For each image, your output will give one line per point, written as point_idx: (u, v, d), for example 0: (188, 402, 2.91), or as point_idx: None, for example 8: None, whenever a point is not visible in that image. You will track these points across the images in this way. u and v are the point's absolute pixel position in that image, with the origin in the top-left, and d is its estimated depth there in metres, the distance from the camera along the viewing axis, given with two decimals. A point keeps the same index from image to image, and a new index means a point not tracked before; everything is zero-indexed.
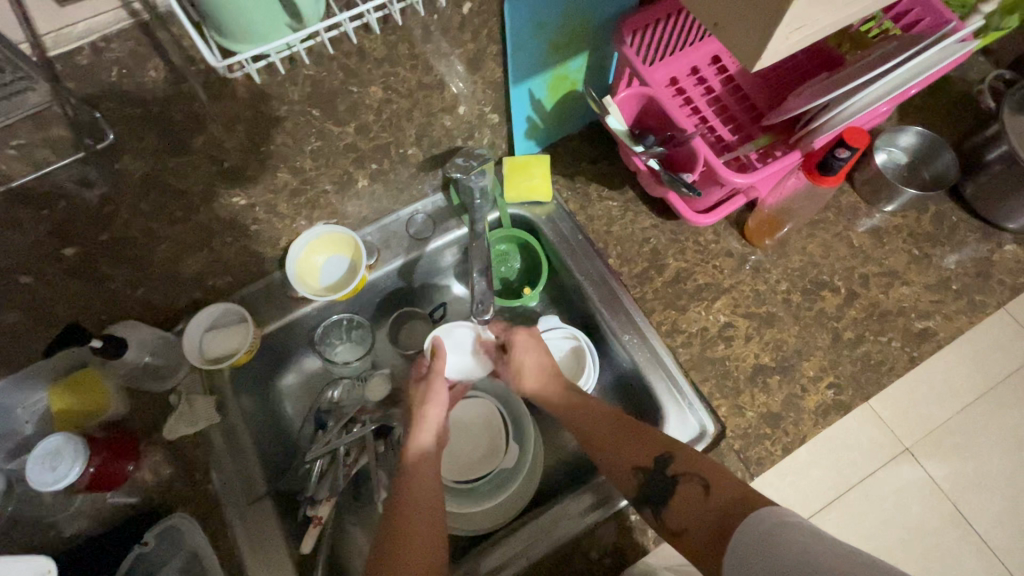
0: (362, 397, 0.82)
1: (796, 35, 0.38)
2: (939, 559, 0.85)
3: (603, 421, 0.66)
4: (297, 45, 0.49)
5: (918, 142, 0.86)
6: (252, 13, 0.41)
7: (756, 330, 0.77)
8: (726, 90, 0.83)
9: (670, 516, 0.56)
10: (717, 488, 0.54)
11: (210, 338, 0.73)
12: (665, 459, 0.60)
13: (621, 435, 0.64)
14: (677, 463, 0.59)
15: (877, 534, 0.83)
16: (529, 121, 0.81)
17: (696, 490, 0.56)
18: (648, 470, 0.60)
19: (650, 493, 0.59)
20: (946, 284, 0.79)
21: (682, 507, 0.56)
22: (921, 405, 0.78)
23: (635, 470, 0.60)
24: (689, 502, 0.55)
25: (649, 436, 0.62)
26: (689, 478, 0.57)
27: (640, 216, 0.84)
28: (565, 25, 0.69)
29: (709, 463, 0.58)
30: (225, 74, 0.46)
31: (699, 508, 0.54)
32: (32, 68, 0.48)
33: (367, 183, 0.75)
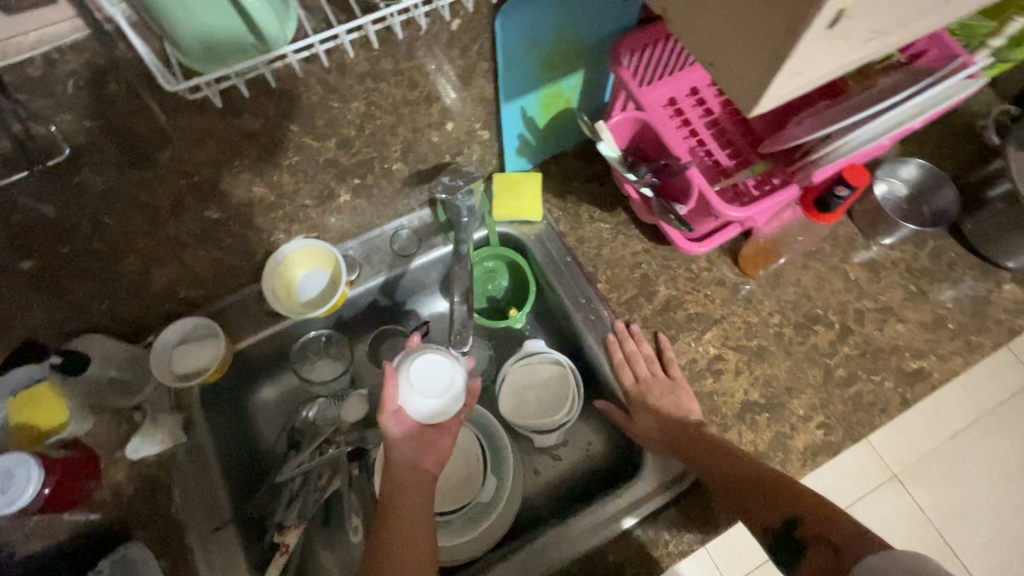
0: (337, 417, 0.78)
1: (796, 80, 0.35)
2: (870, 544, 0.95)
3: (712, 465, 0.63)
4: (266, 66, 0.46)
5: (920, 174, 0.84)
6: (214, 35, 0.39)
7: (746, 364, 0.75)
8: (725, 113, 0.81)
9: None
10: (849, 547, 0.54)
11: (181, 352, 0.70)
12: (792, 521, 0.59)
13: (750, 493, 0.61)
14: (805, 527, 0.58)
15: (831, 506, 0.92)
16: (521, 138, 0.78)
17: (827, 553, 0.55)
18: (776, 530, 0.59)
19: (780, 550, 0.58)
20: (942, 323, 0.77)
21: (817, 571, 0.55)
22: None
23: (766, 529, 0.60)
24: (822, 567, 0.55)
25: (780, 495, 0.60)
26: (818, 542, 0.56)
27: (631, 239, 0.82)
28: (560, 42, 0.67)
29: (841, 520, 0.57)
30: (187, 94, 0.44)
31: (835, 574, 0.53)
32: None
33: (350, 198, 0.72)
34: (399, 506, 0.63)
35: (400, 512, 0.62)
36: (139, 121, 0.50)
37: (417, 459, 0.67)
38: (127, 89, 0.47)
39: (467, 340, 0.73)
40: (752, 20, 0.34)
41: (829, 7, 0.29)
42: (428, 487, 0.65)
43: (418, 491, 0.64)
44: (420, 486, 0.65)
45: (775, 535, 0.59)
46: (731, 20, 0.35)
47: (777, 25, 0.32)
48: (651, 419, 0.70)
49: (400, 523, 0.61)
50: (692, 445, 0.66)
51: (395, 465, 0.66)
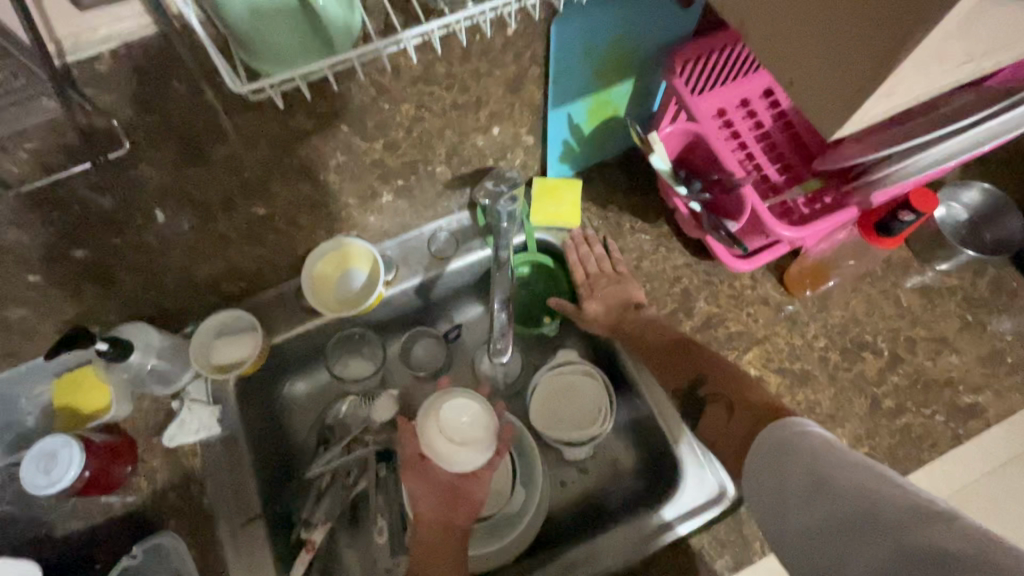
0: (367, 416, 0.78)
1: (885, 105, 0.33)
2: None
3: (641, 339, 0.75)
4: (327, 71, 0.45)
5: (983, 200, 0.80)
6: (278, 35, 0.39)
7: (788, 388, 0.72)
8: (777, 126, 0.78)
9: (705, 430, 0.66)
10: (741, 404, 0.62)
11: (218, 346, 0.71)
12: (702, 380, 0.68)
13: (670, 359, 0.72)
14: (709, 386, 0.67)
15: None
16: (565, 145, 0.77)
17: (721, 412, 0.64)
18: (688, 387, 0.69)
19: (692, 407, 0.69)
20: (999, 357, 0.73)
21: (714, 426, 0.64)
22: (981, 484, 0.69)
23: (682, 386, 0.70)
24: (719, 422, 0.64)
25: (697, 360, 0.70)
26: (717, 399, 0.65)
27: (673, 253, 0.80)
28: (613, 51, 0.65)
29: (741, 382, 0.65)
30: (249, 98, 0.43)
31: (724, 428, 0.63)
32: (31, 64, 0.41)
33: (391, 199, 0.72)
34: (433, 565, 0.62)
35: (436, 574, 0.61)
36: (195, 119, 0.50)
37: (448, 514, 0.66)
38: (188, 89, 0.48)
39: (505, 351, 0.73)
40: (842, 43, 0.32)
41: (940, 27, 0.27)
42: (458, 538, 0.65)
43: (452, 549, 0.64)
44: (453, 542, 0.64)
45: (689, 390, 0.69)
46: (817, 42, 0.33)
47: (874, 44, 0.30)
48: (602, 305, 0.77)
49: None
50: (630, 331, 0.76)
51: (424, 516, 0.65)
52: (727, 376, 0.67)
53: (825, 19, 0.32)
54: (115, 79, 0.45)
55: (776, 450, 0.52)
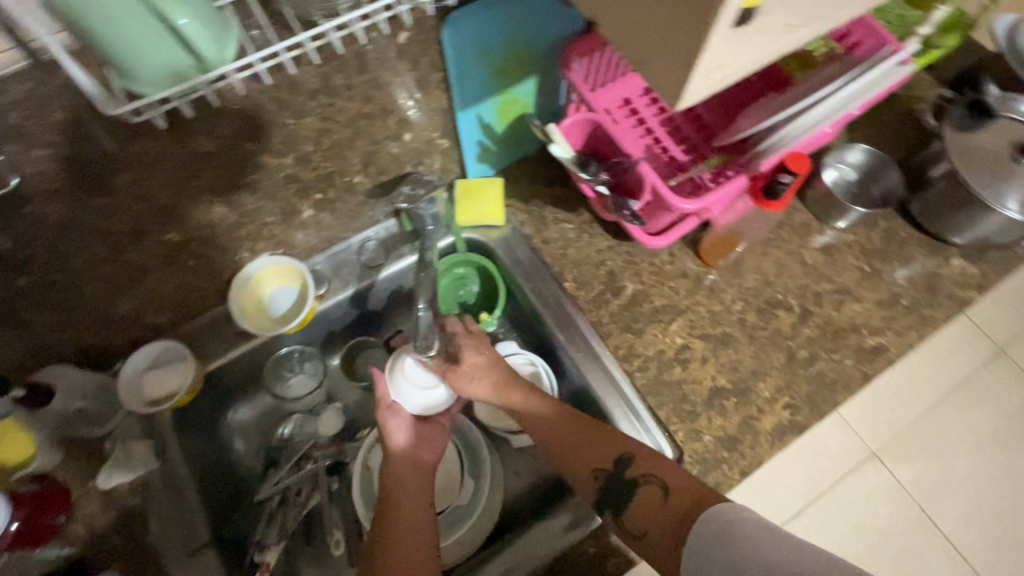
0: (314, 432, 0.79)
1: (716, 74, 0.37)
2: (909, 557, 0.98)
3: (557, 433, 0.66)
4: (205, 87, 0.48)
5: (867, 159, 0.87)
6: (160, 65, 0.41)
7: (712, 351, 0.77)
8: (678, 110, 0.83)
9: (631, 520, 0.59)
10: (676, 491, 0.58)
11: (149, 379, 0.69)
12: (626, 460, 0.62)
13: (580, 440, 0.65)
14: (637, 465, 0.61)
15: (858, 516, 0.98)
16: (481, 145, 0.79)
17: (656, 492, 0.59)
18: (609, 471, 0.62)
19: (608, 493, 0.62)
20: (896, 300, 0.80)
21: (646, 510, 0.59)
22: (888, 415, 0.99)
23: (595, 474, 0.63)
24: (649, 506, 0.59)
25: (609, 439, 0.64)
26: (649, 479, 0.60)
27: (596, 237, 0.84)
28: (510, 50, 0.69)
29: (666, 464, 0.61)
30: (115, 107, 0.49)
31: (658, 512, 0.58)
32: None
33: (313, 213, 0.74)
34: (403, 499, 0.64)
35: (405, 506, 0.63)
36: None
37: (415, 451, 0.69)
38: None
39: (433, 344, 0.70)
40: (669, 21, 0.36)
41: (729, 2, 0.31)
42: (427, 476, 0.68)
43: (420, 485, 0.66)
44: (419, 473, 0.67)
45: (603, 479, 0.62)
46: (652, 21, 0.37)
47: (690, 21, 0.34)
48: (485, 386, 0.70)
49: (400, 511, 0.63)
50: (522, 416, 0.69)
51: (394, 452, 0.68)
52: (647, 459, 0.61)
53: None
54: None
55: (713, 545, 0.49)
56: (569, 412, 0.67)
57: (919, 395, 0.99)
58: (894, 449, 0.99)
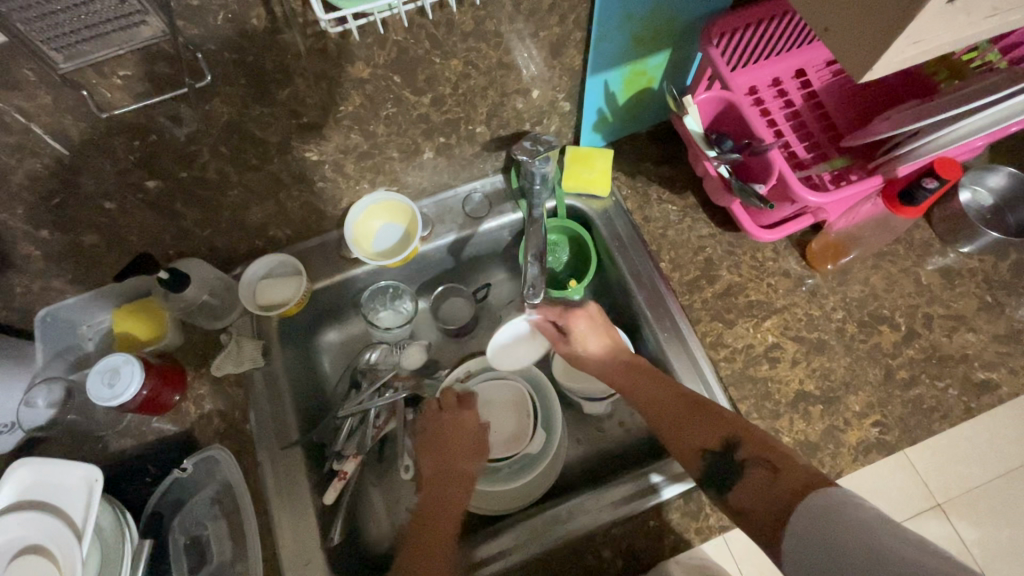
0: (398, 362, 0.84)
1: (912, 49, 0.36)
2: None
3: (658, 398, 0.68)
4: (397, 5, 0.51)
5: (1012, 184, 0.80)
6: None
7: (804, 355, 0.75)
8: (806, 106, 0.80)
9: (735, 497, 0.57)
10: (785, 473, 0.55)
11: (265, 286, 0.76)
12: (735, 442, 0.61)
13: (687, 419, 0.65)
14: (747, 449, 0.60)
15: None
16: (599, 114, 0.81)
17: (764, 475, 0.56)
18: (716, 452, 0.61)
19: (713, 473, 0.60)
20: (1017, 336, 0.75)
21: (749, 491, 0.56)
22: (963, 465, 0.74)
23: (700, 452, 0.62)
24: (758, 485, 0.56)
25: (717, 418, 0.63)
26: (760, 462, 0.58)
27: (698, 223, 0.82)
28: (652, 20, 0.68)
29: (782, 452, 0.58)
30: (331, 30, 0.51)
31: (765, 491, 0.55)
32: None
33: (432, 155, 0.76)
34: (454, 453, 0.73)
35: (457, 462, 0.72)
36: (267, 58, 0.54)
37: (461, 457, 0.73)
38: (265, 25, 0.51)
39: (539, 294, 0.76)
40: None
41: None
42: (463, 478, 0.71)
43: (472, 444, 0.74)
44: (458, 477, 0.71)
45: (710, 457, 0.61)
46: None
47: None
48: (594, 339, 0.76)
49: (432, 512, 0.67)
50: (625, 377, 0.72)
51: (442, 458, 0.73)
52: (758, 446, 0.59)
53: None
54: (204, 13, 0.49)
55: (816, 532, 0.47)
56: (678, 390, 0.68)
57: (1013, 450, 0.74)
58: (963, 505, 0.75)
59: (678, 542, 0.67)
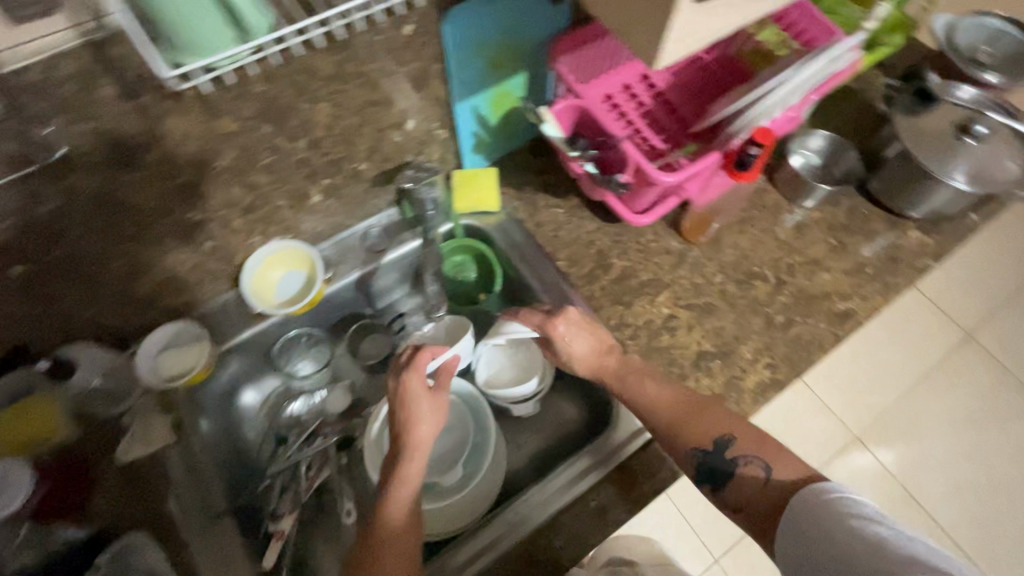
0: (321, 409, 0.84)
1: (685, 40, 0.44)
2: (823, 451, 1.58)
3: (653, 410, 0.69)
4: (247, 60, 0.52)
5: (827, 145, 0.95)
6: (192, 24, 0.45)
7: (697, 320, 0.82)
8: (655, 105, 0.92)
9: (731, 495, 0.65)
10: (780, 470, 0.63)
11: (165, 358, 0.74)
12: (725, 441, 0.66)
13: (695, 418, 0.68)
14: (735, 445, 0.66)
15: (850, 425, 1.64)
16: (476, 136, 0.86)
17: (757, 473, 0.64)
18: (707, 451, 0.66)
19: (710, 469, 0.66)
20: (861, 269, 0.87)
21: (744, 486, 0.64)
22: None
23: (692, 452, 0.67)
24: (750, 488, 0.64)
25: (701, 425, 0.67)
26: (750, 462, 0.65)
27: (585, 220, 0.90)
28: (505, 46, 0.75)
29: (772, 445, 0.65)
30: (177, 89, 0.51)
31: (759, 492, 0.63)
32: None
33: (322, 198, 0.78)
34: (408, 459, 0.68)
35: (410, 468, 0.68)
36: None
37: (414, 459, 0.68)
38: None
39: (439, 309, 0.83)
40: None
41: None
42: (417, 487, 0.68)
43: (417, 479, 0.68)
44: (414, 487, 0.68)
45: (709, 454, 0.66)
46: None
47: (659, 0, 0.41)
48: (582, 345, 0.74)
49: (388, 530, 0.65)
50: (613, 382, 0.73)
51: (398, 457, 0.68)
52: (756, 443, 0.66)
53: None
54: None
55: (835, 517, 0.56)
56: (677, 390, 0.70)
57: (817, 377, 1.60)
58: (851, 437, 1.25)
59: (620, 517, 0.70)
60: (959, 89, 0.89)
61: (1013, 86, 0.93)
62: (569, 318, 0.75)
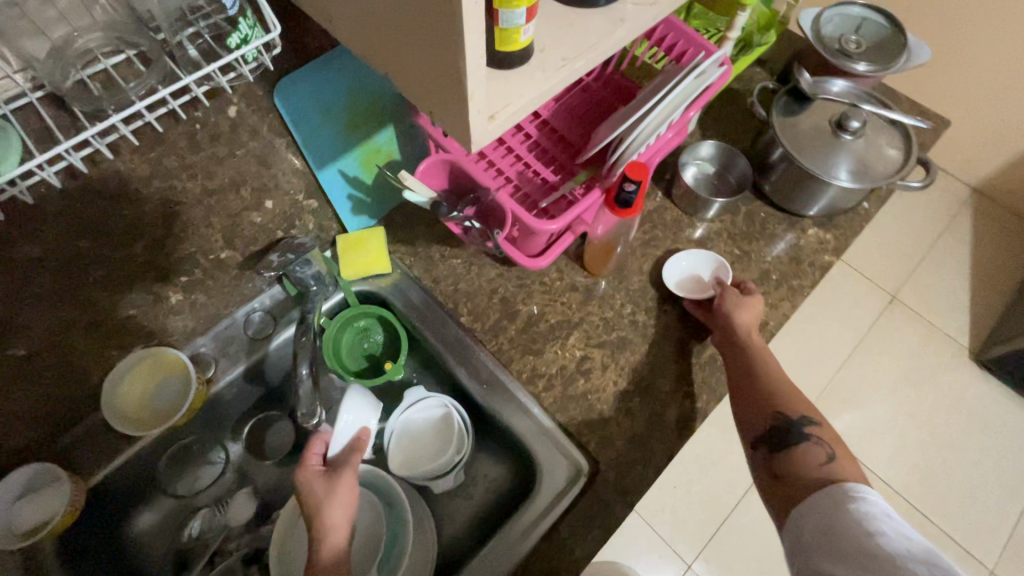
0: (224, 525, 0.75)
1: (501, 114, 0.39)
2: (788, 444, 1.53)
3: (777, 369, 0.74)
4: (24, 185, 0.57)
5: (716, 152, 0.94)
6: None
7: (611, 357, 0.79)
8: (543, 135, 0.89)
9: (780, 462, 0.67)
10: (846, 465, 0.65)
11: (21, 509, 0.63)
12: (808, 422, 0.69)
13: (776, 383, 0.73)
14: (823, 431, 0.69)
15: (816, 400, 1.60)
16: (352, 198, 0.80)
17: (819, 454, 0.66)
18: (788, 415, 0.70)
19: (778, 436, 0.69)
20: (767, 276, 0.86)
21: (799, 459, 0.66)
22: None
23: (774, 415, 0.70)
24: (808, 460, 0.66)
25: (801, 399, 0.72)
26: (821, 442, 0.67)
27: (485, 268, 0.85)
28: (357, 105, 0.74)
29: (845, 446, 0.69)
30: None
31: (813, 469, 0.65)
32: None
33: (183, 296, 0.72)
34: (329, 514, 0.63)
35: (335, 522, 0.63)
36: None
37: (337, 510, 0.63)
38: None
39: (314, 412, 0.70)
40: (432, 65, 0.37)
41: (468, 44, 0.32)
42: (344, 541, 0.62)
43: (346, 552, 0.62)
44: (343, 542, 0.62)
45: (783, 422, 0.69)
46: (418, 69, 0.39)
47: (447, 74, 0.36)
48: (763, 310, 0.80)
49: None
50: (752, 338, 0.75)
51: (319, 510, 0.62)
52: (829, 435, 0.69)
53: (422, 56, 0.37)
54: None
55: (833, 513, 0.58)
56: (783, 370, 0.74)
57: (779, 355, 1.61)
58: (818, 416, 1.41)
59: None
60: (832, 84, 0.90)
61: (881, 74, 0.94)
62: (739, 296, 0.79)
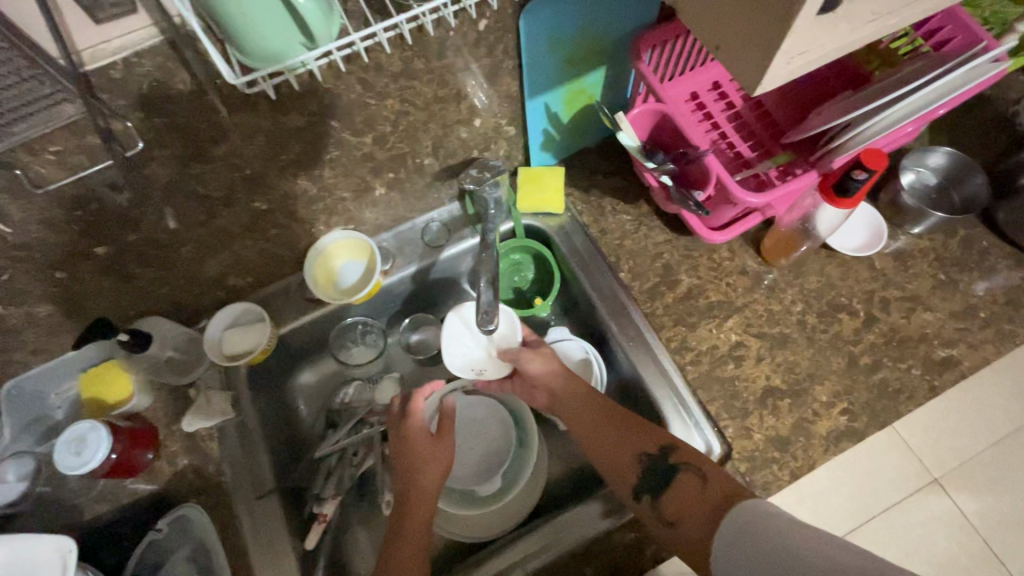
0: (371, 399, 0.83)
1: (799, 59, 0.38)
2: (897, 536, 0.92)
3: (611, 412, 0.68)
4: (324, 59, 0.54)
5: (948, 162, 0.84)
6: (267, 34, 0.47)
7: (768, 351, 0.75)
8: (747, 108, 0.84)
9: (668, 506, 0.60)
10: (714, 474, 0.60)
11: (230, 335, 0.75)
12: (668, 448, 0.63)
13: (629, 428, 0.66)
14: (677, 454, 0.63)
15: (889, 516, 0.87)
16: (545, 133, 0.82)
17: (692, 483, 0.60)
18: (652, 455, 0.63)
19: (647, 484, 0.63)
20: (973, 312, 0.76)
21: (683, 495, 0.60)
22: (954, 441, 0.90)
23: (639, 460, 0.64)
24: (688, 493, 0.60)
25: (650, 429, 0.65)
26: (690, 468, 0.61)
27: (654, 230, 0.83)
28: (581, 40, 0.72)
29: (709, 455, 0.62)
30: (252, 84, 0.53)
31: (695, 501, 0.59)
32: (62, 74, 0.55)
33: (384, 192, 0.78)
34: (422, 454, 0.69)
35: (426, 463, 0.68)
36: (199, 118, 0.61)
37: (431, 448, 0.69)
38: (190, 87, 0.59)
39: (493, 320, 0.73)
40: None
41: None
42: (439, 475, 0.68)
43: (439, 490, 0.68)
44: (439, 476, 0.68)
45: (648, 465, 0.63)
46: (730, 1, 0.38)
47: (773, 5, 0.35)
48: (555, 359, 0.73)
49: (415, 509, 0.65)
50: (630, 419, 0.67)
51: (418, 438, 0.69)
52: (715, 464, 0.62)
53: None
54: (126, 84, 0.59)
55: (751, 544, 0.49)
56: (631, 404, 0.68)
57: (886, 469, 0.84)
58: (958, 479, 0.90)
59: (659, 555, 0.67)
60: None
61: None
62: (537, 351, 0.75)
